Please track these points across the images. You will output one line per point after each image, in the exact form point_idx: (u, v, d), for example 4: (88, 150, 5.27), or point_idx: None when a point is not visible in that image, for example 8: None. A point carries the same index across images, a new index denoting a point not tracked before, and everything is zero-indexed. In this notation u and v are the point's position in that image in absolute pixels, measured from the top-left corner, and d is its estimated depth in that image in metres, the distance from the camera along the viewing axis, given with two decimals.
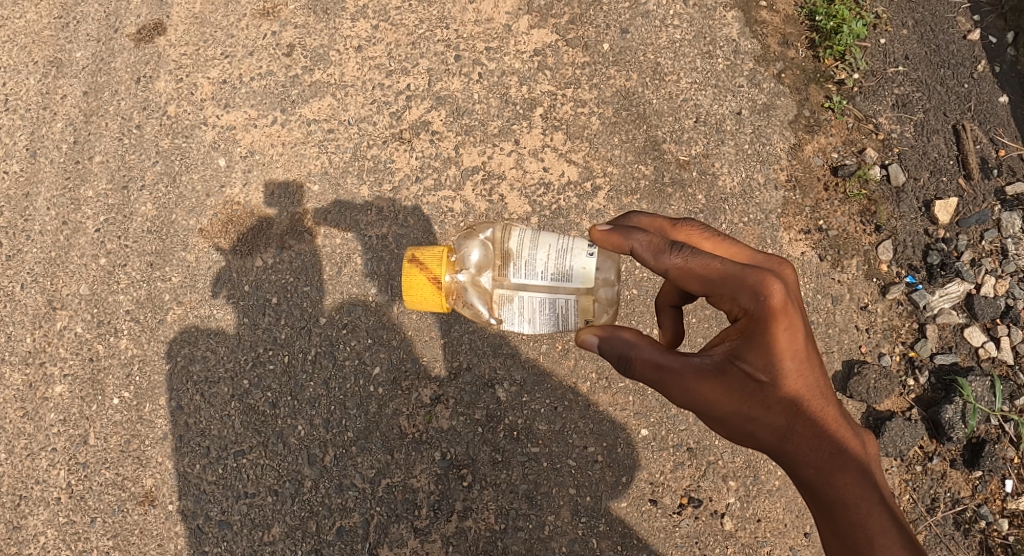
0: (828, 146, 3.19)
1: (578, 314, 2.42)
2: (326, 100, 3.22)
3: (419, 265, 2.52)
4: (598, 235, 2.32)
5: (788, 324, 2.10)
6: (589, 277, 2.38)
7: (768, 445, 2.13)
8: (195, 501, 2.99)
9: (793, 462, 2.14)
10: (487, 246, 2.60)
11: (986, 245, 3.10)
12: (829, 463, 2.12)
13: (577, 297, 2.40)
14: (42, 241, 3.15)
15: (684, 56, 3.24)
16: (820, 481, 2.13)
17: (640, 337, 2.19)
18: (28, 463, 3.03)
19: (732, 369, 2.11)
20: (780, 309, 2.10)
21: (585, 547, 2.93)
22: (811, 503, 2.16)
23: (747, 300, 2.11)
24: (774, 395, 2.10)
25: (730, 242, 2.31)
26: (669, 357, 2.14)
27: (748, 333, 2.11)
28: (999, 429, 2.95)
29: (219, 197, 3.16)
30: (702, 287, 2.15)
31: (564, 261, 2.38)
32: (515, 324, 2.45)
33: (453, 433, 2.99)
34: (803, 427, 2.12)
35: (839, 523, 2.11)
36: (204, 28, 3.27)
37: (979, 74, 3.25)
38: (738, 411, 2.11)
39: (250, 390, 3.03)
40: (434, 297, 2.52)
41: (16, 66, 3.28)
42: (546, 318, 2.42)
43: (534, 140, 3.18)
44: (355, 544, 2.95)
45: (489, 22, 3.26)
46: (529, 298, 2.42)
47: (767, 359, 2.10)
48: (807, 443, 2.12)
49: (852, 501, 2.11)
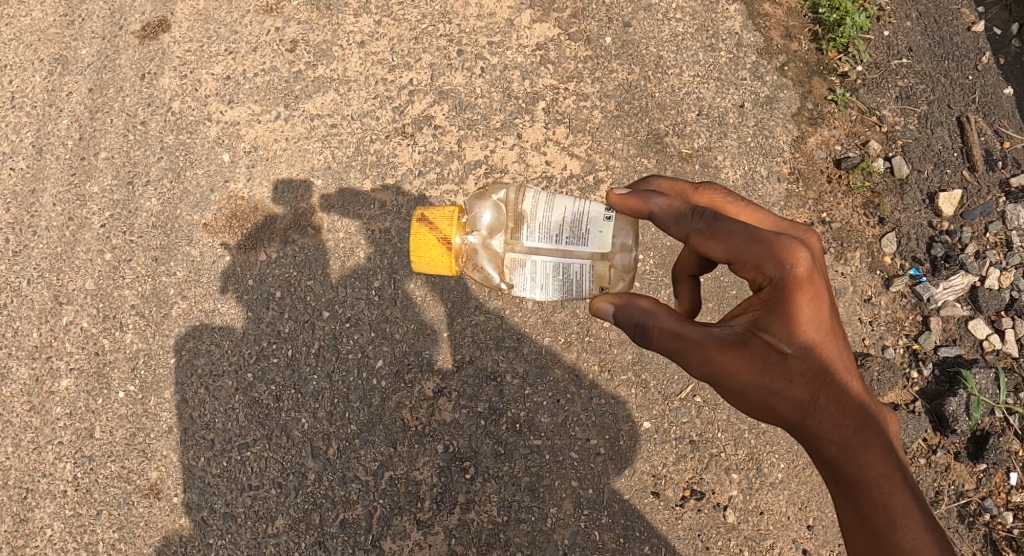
0: (831, 139, 3.18)
1: (592, 281, 2.42)
2: (329, 95, 3.23)
3: (429, 225, 2.50)
4: (617, 198, 2.31)
5: (813, 294, 2.10)
6: (605, 241, 2.39)
7: (789, 419, 2.14)
8: (199, 493, 3.00)
9: (814, 437, 2.14)
10: (499, 208, 2.57)
11: (991, 238, 3.08)
12: (852, 441, 2.12)
13: (592, 262, 2.40)
14: (48, 237, 3.17)
15: (687, 49, 3.24)
16: (842, 458, 2.13)
17: (658, 307, 2.17)
18: (35, 457, 3.05)
19: (754, 340, 2.10)
20: (806, 278, 2.09)
21: (588, 540, 2.93)
22: (831, 481, 2.17)
23: (773, 268, 2.09)
24: (797, 366, 2.10)
25: (754, 208, 2.29)
26: (688, 327, 2.13)
27: (772, 303, 2.11)
28: (1003, 422, 2.95)
29: (223, 192, 3.17)
30: (726, 254, 2.12)
31: (579, 224, 2.39)
32: (527, 289, 2.45)
33: (456, 426, 2.99)
34: (826, 401, 2.12)
35: (859, 501, 2.12)
36: (208, 24, 3.29)
37: (983, 66, 3.23)
38: (760, 383, 2.11)
39: (255, 384, 3.05)
40: (444, 259, 2.49)
41: (22, 64, 3.30)
42: (559, 284, 2.42)
43: (536, 134, 3.18)
44: (359, 536, 2.96)
45: (492, 16, 3.26)
46: (542, 262, 2.42)
47: (790, 329, 2.10)
48: (830, 418, 2.12)
49: (875, 480, 2.11)
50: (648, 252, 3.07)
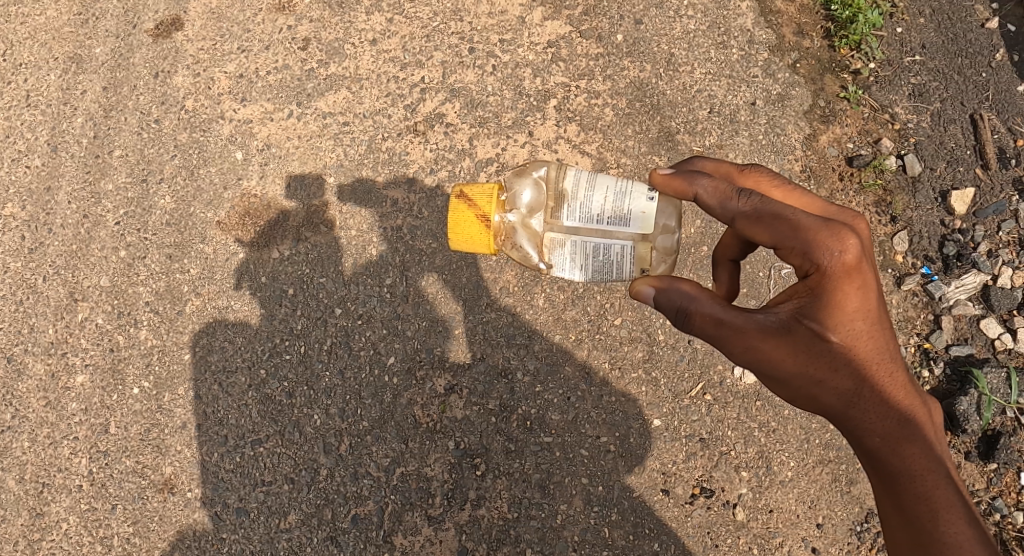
0: (843, 137, 3.17)
1: (633, 263, 2.43)
2: (341, 93, 3.24)
3: (467, 202, 2.50)
4: (660, 179, 2.34)
5: (860, 283, 2.09)
6: (647, 223, 2.40)
7: (832, 409, 2.15)
8: (213, 488, 3.04)
9: (857, 428, 2.15)
10: (540, 186, 2.53)
11: (1003, 236, 3.07)
12: (895, 434, 2.14)
13: (634, 244, 2.42)
14: (63, 235, 3.20)
15: (699, 46, 3.23)
16: (886, 451, 2.14)
17: (700, 291, 2.17)
18: (51, 451, 3.09)
19: (799, 328, 2.09)
20: (853, 266, 2.08)
21: (597, 537, 2.95)
22: (872, 471, 2.18)
23: (820, 254, 2.08)
24: (843, 355, 2.10)
25: (802, 193, 2.28)
26: (731, 313, 2.12)
27: (819, 290, 2.10)
28: (1014, 421, 2.94)
29: (237, 189, 3.20)
30: (771, 239, 2.12)
31: (621, 204, 2.40)
32: (566, 270, 2.47)
33: (467, 423, 3.01)
34: (870, 392, 2.13)
35: (901, 495, 2.14)
36: (221, 23, 3.31)
37: (997, 63, 3.21)
38: (804, 372, 2.11)
39: (268, 380, 3.07)
40: (482, 237, 2.48)
41: (37, 63, 3.32)
42: (599, 265, 2.44)
43: (547, 132, 3.19)
44: (370, 532, 2.98)
45: (503, 14, 3.27)
46: (582, 243, 2.43)
47: (837, 318, 2.09)
48: (874, 409, 2.13)
49: (917, 473, 2.13)
50: None
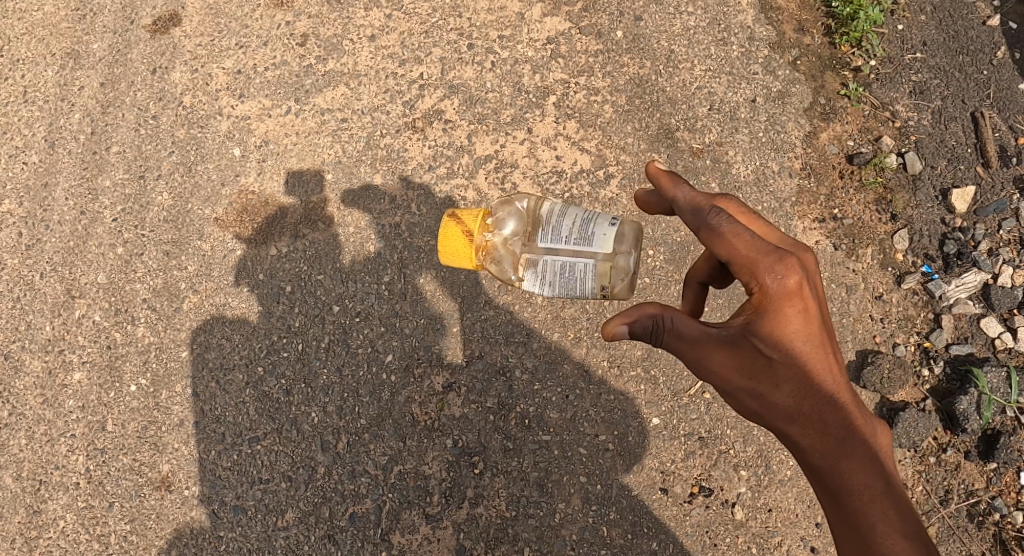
0: (843, 134, 3.16)
1: (594, 280, 2.39)
2: (339, 89, 3.23)
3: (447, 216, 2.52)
4: (645, 199, 2.43)
5: (805, 303, 2.11)
6: (609, 241, 2.37)
7: (776, 425, 2.14)
8: (211, 486, 3.03)
9: (799, 444, 2.14)
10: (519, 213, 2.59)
11: (1004, 234, 3.06)
12: (837, 450, 2.11)
13: (595, 261, 2.38)
14: (61, 231, 3.19)
15: (699, 43, 3.22)
16: (826, 466, 2.12)
17: (662, 307, 2.17)
18: (48, 449, 3.08)
19: (745, 342, 2.11)
20: (797, 286, 2.11)
21: (596, 535, 2.94)
22: (818, 488, 2.16)
23: (767, 272, 2.09)
24: (786, 370, 2.11)
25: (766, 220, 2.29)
26: (687, 326, 2.15)
27: (766, 308, 2.11)
28: (1014, 421, 2.93)
29: (235, 186, 3.18)
30: (726, 253, 2.12)
31: (585, 225, 2.40)
32: (533, 285, 2.44)
33: (465, 421, 3.00)
34: (812, 408, 2.11)
35: (843, 510, 2.11)
36: (219, 18, 3.29)
37: (999, 61, 3.20)
38: (749, 387, 2.12)
39: (265, 378, 3.07)
40: (455, 248, 2.49)
41: (35, 58, 3.31)
42: (563, 282, 2.41)
43: (547, 129, 3.18)
44: (368, 530, 2.97)
45: (502, 10, 3.25)
46: (548, 259, 2.42)
47: (782, 335, 2.11)
48: (816, 424, 2.12)
49: (858, 488, 2.09)
50: (659, 247, 3.07)
